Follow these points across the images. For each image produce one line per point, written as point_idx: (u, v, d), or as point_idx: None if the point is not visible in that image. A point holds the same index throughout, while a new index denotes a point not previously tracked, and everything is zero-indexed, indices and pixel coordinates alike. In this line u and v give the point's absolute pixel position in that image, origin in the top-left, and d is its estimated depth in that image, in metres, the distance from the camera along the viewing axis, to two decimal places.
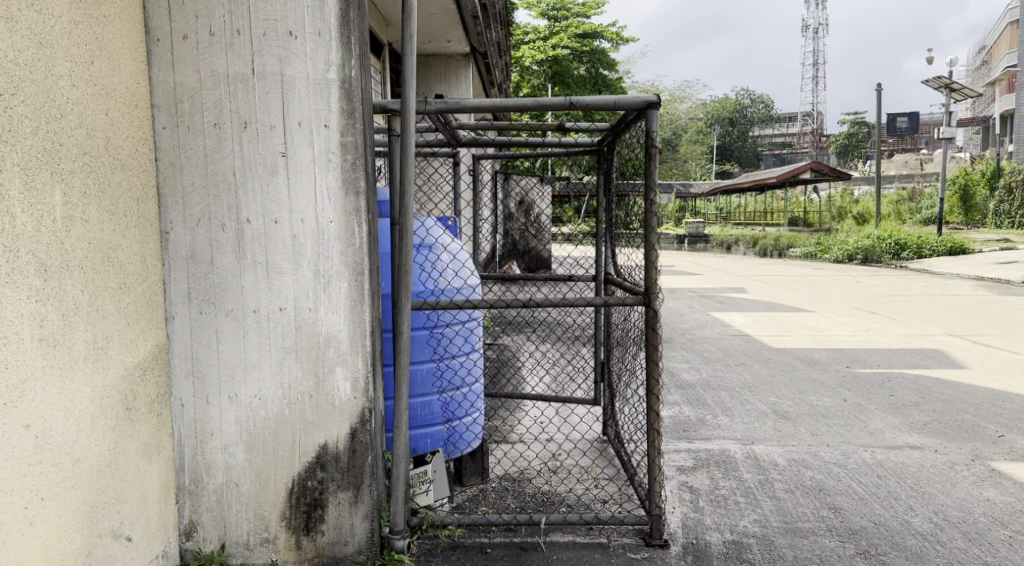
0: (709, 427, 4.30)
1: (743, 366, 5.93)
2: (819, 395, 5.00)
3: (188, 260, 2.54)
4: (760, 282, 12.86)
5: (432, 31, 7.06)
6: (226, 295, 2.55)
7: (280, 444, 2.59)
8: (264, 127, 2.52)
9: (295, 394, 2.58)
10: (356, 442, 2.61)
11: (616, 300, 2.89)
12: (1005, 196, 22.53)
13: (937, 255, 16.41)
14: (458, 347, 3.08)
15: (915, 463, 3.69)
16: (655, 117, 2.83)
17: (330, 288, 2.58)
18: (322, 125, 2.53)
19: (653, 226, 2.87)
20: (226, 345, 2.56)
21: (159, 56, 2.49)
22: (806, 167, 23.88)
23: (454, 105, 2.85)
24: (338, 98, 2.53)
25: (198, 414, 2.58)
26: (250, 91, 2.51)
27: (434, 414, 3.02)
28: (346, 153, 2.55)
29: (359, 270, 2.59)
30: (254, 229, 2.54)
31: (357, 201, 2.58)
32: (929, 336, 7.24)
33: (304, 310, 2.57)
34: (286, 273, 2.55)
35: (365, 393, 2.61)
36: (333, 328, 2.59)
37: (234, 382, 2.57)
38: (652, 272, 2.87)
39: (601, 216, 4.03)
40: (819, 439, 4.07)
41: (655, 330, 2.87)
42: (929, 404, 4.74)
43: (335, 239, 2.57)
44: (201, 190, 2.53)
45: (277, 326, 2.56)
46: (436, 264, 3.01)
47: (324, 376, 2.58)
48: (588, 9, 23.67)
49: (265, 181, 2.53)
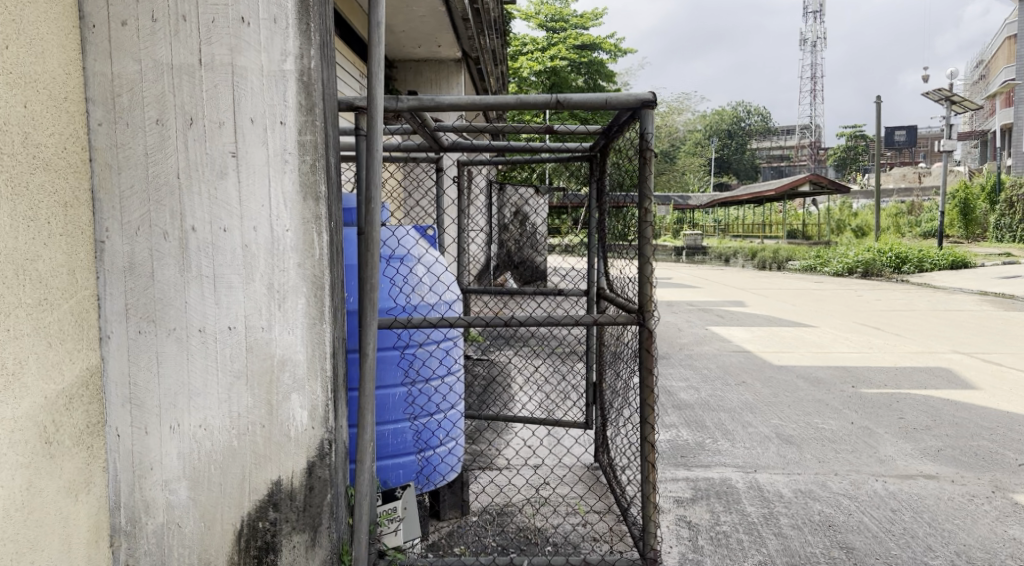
0: (708, 452, 4.02)
1: (744, 385, 5.63)
2: (824, 418, 4.71)
3: (125, 273, 2.26)
4: (760, 296, 12.58)
5: (422, 36, 6.82)
6: (167, 312, 2.27)
7: (228, 480, 2.30)
8: (211, 123, 2.24)
9: (245, 424, 2.30)
10: (314, 478, 2.34)
11: (608, 319, 2.61)
12: (1006, 210, 22.31)
13: (938, 269, 16.15)
14: (432, 370, 2.80)
15: (932, 495, 3.40)
16: (651, 117, 2.55)
17: (286, 305, 2.30)
18: (278, 122, 2.26)
19: (648, 237, 2.59)
20: (169, 369, 2.28)
21: (95, 45, 2.23)
22: (806, 179, 23.60)
23: (428, 102, 2.56)
24: (295, 93, 2.27)
25: (136, 446, 2.30)
26: (196, 84, 2.23)
27: (406, 443, 2.75)
28: (304, 154, 2.28)
29: (318, 284, 2.32)
30: (199, 239, 2.26)
31: (317, 208, 2.31)
32: (935, 353, 6.97)
33: (256, 329, 2.29)
34: (235, 287, 2.27)
35: (324, 422, 2.34)
36: (288, 349, 2.30)
37: (176, 411, 2.29)
38: (647, 288, 2.59)
39: (591, 227, 3.75)
40: (826, 467, 3.79)
41: (650, 353, 2.59)
42: (942, 428, 4.45)
43: (292, 250, 2.29)
44: (141, 195, 2.25)
45: (226, 348, 2.28)
46: (408, 278, 2.73)
47: (278, 404, 2.30)
48: (586, 21, 23.47)
49: (213, 185, 2.25)
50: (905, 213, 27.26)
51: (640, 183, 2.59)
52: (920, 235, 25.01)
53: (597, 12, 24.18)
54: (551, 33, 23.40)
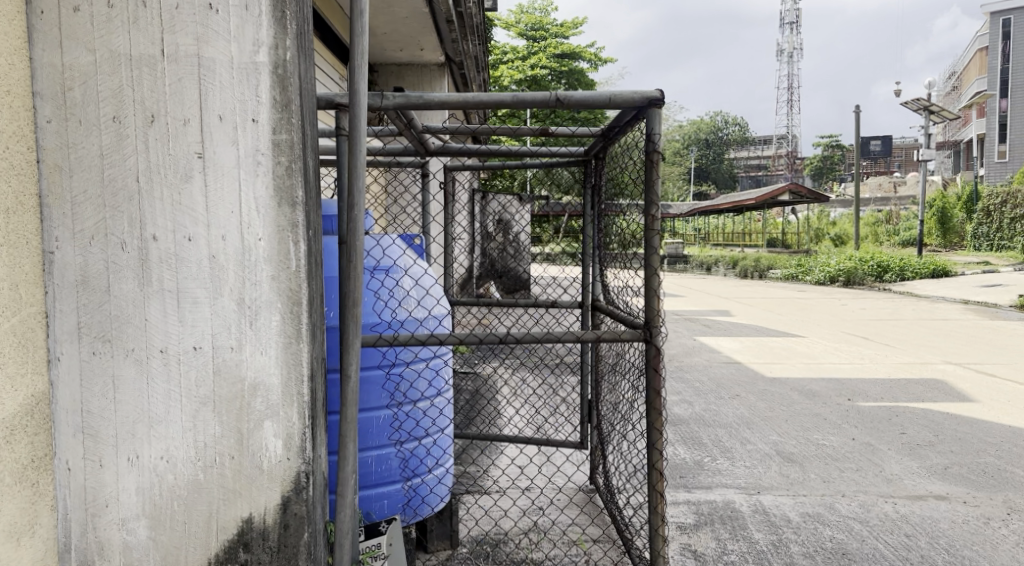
0: (708, 471, 3.83)
1: (738, 399, 5.45)
2: (824, 433, 4.54)
3: (77, 288, 2.02)
4: (743, 305, 12.47)
5: (404, 38, 6.61)
6: (124, 331, 2.03)
7: (193, 519, 2.07)
8: (175, 121, 2.02)
9: (212, 455, 2.06)
10: (289, 515, 2.10)
11: (610, 335, 2.41)
12: (983, 219, 22.45)
13: (919, 277, 16.16)
14: (421, 391, 2.57)
15: (945, 518, 3.23)
16: (658, 116, 2.36)
17: (258, 322, 2.07)
18: (249, 120, 2.04)
19: (654, 246, 2.40)
20: (126, 394, 2.04)
21: (43, 32, 1.99)
22: (786, 188, 23.64)
23: (416, 99, 2.35)
24: (269, 87, 2.04)
25: (89, 481, 2.05)
26: (158, 77, 2.01)
27: (392, 472, 2.52)
28: (279, 155, 2.06)
29: (294, 299, 2.09)
30: (161, 249, 2.03)
31: (293, 215, 2.09)
32: (928, 364, 6.85)
33: (225, 350, 2.06)
34: (201, 303, 2.04)
35: (300, 453, 2.11)
36: (260, 371, 2.07)
37: (134, 442, 2.05)
38: (653, 302, 2.40)
39: (585, 234, 3.54)
40: (832, 488, 3.62)
41: (658, 372, 2.40)
42: (946, 444, 4.30)
43: (265, 261, 2.07)
44: (96, 200, 2.02)
45: (191, 371, 2.05)
46: (395, 291, 2.51)
47: (249, 432, 2.07)
48: (566, 30, 23.36)
49: (176, 189, 2.02)
50: (883, 222, 27.43)
51: (646, 189, 2.40)
52: (899, 244, 25.15)
53: (578, 21, 24.12)
54: (532, 42, 23.25)
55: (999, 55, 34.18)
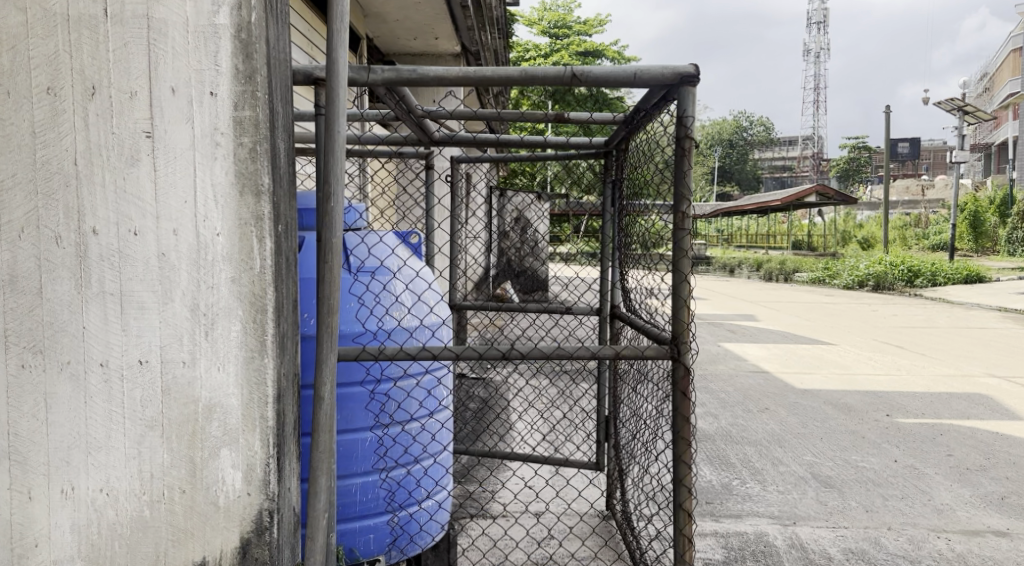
0: (737, 497, 3.47)
1: (768, 413, 5.06)
2: (863, 454, 4.15)
3: (4, 289, 1.72)
4: (769, 309, 12.04)
5: (416, 26, 6.30)
6: (58, 341, 1.72)
7: (138, 562, 1.76)
8: (120, 93, 1.70)
9: (159, 488, 1.76)
10: (249, 560, 1.80)
11: (631, 352, 2.06)
12: (1018, 223, 21.69)
13: (952, 284, 15.59)
14: (414, 410, 2.25)
15: (1009, 560, 2.86)
16: (691, 97, 1.99)
17: (214, 333, 1.76)
18: (208, 94, 1.73)
19: (685, 247, 2.04)
20: (60, 415, 1.73)
21: None
22: (812, 190, 23.08)
23: (408, 73, 1.98)
24: (231, 55, 1.73)
25: (16, 516, 1.74)
26: (100, 41, 1.69)
27: (378, 503, 2.20)
28: (242, 135, 1.75)
29: (258, 306, 1.78)
30: (102, 245, 1.72)
31: (258, 206, 1.78)
32: (970, 377, 6.41)
33: (175, 365, 1.75)
34: (149, 309, 1.73)
35: (263, 487, 1.80)
36: (216, 391, 1.77)
37: (69, 470, 1.74)
38: (682, 313, 2.04)
39: (604, 233, 3.18)
40: (876, 518, 3.24)
41: (686, 396, 2.04)
42: (1000, 469, 3.90)
43: (225, 261, 1.76)
44: (26, 186, 1.71)
45: (136, 389, 1.74)
46: (382, 297, 2.19)
47: (202, 463, 1.76)
48: (589, 27, 22.96)
49: (121, 174, 1.71)
50: (913, 226, 26.74)
51: (676, 180, 2.05)
52: (928, 248, 24.49)
53: (601, 19, 23.71)
54: (554, 40, 22.97)
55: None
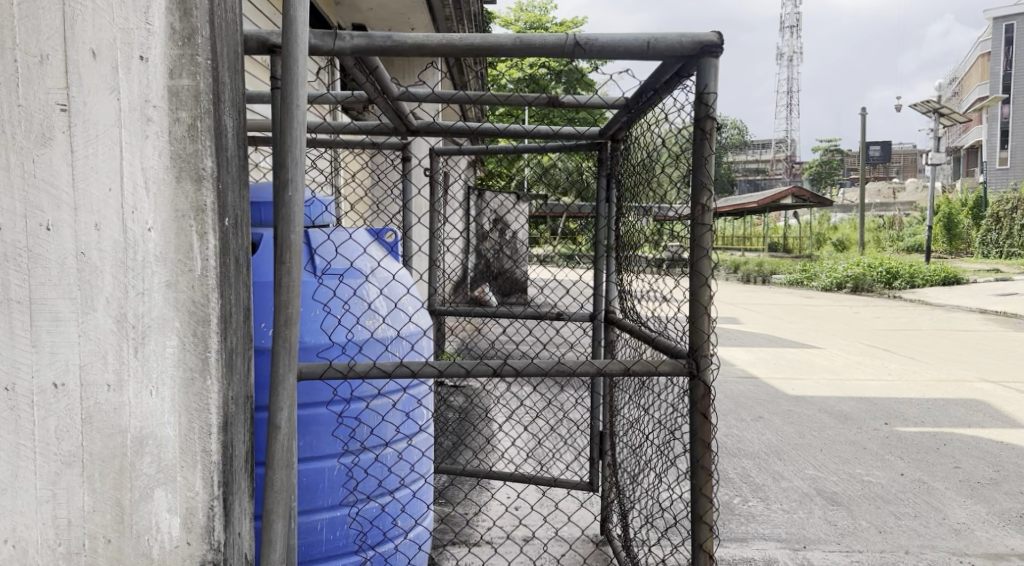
0: (740, 517, 3.21)
1: (762, 422, 4.82)
2: (867, 468, 3.91)
3: None
4: (751, 312, 11.87)
5: (392, 15, 6.00)
6: None
7: None
8: (28, 55, 1.39)
9: (79, 537, 1.45)
10: None
11: (642, 367, 1.80)
12: (993, 225, 21.72)
13: (930, 285, 15.55)
14: (389, 434, 1.95)
15: None
16: (713, 69, 1.72)
17: (146, 348, 1.46)
18: (137, 57, 1.42)
19: (704, 246, 1.77)
20: None
21: None
22: (788, 192, 23.05)
23: (382, 41, 1.68)
24: (165, 10, 1.43)
25: None
26: None
27: (347, 541, 1.90)
28: (178, 107, 1.44)
29: (198, 316, 1.48)
30: (6, 242, 1.41)
31: (198, 194, 1.47)
32: (963, 382, 6.23)
33: (99, 389, 1.43)
34: (65, 320, 1.42)
35: (206, 536, 1.49)
36: (148, 419, 1.46)
37: None
38: (701, 322, 1.77)
39: (597, 234, 2.90)
40: (891, 541, 3.00)
41: (706, 418, 1.77)
42: (1012, 484, 3.69)
43: (158, 262, 1.46)
44: None
45: (51, 417, 1.42)
46: (352, 303, 1.89)
47: (131, 505, 1.46)
48: (565, 29, 22.70)
49: (29, 156, 1.40)
50: (888, 228, 26.84)
51: (695, 168, 1.78)
52: (903, 250, 24.56)
53: (577, 21, 23.41)
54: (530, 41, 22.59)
55: (1001, 61, 33.99)
